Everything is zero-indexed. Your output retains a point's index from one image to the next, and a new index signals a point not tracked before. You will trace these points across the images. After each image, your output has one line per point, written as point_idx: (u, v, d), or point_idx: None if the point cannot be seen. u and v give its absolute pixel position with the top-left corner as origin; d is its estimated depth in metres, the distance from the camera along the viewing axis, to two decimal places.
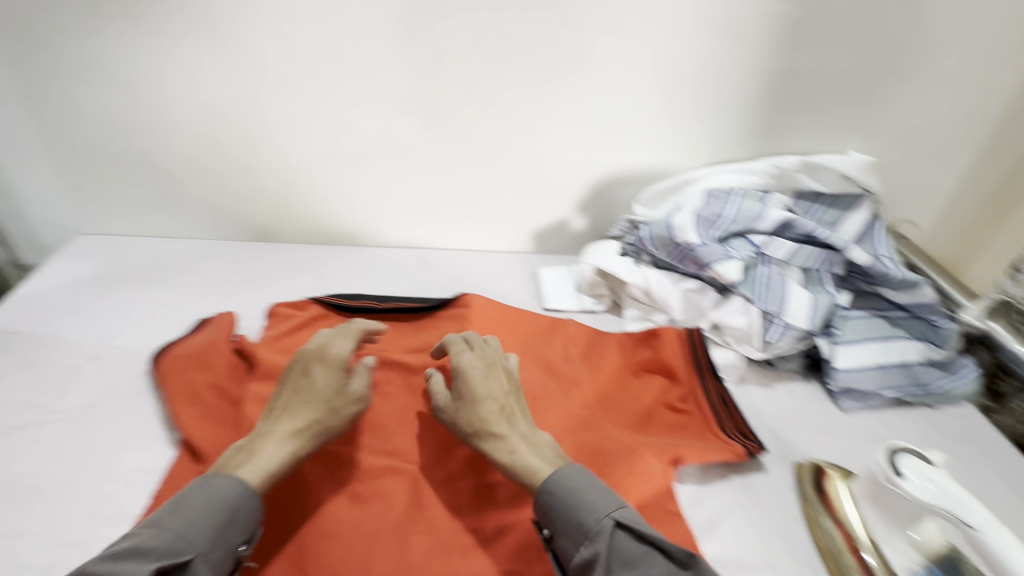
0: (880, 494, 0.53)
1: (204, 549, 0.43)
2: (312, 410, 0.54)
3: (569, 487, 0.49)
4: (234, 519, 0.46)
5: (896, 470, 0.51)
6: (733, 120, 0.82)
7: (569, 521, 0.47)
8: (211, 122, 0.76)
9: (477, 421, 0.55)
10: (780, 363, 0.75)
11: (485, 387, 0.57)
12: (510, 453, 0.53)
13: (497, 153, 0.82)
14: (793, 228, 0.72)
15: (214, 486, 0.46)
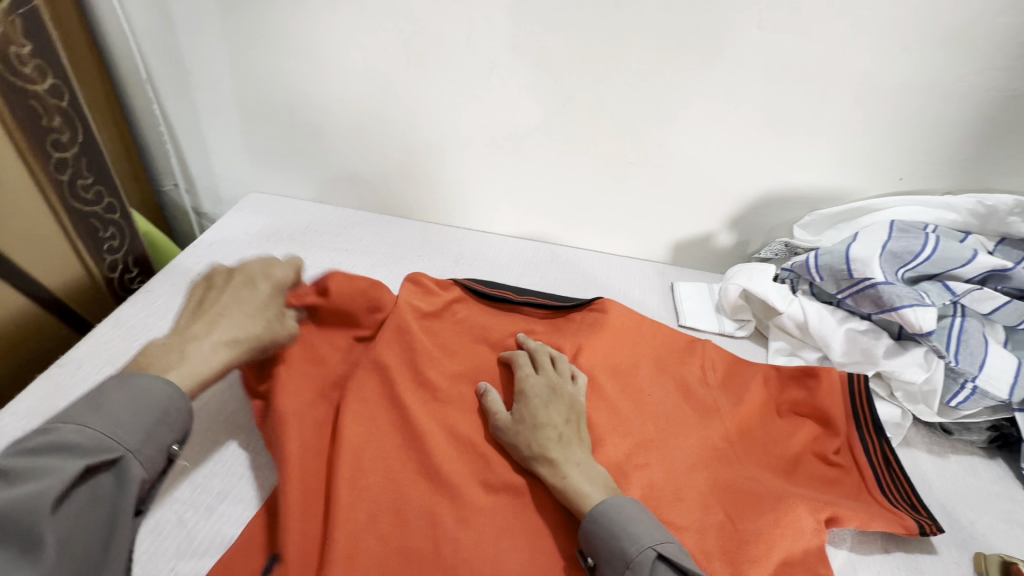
0: None
1: (133, 448, 0.43)
2: (250, 321, 0.57)
3: (614, 514, 0.47)
4: (165, 419, 0.46)
5: None
6: (936, 145, 0.71)
7: (612, 550, 0.45)
8: (381, 99, 0.80)
9: (533, 444, 0.53)
10: (959, 433, 0.64)
11: (546, 411, 0.56)
12: (562, 477, 0.51)
13: (652, 155, 0.78)
14: (1006, 279, 0.61)
15: (138, 388, 0.46)
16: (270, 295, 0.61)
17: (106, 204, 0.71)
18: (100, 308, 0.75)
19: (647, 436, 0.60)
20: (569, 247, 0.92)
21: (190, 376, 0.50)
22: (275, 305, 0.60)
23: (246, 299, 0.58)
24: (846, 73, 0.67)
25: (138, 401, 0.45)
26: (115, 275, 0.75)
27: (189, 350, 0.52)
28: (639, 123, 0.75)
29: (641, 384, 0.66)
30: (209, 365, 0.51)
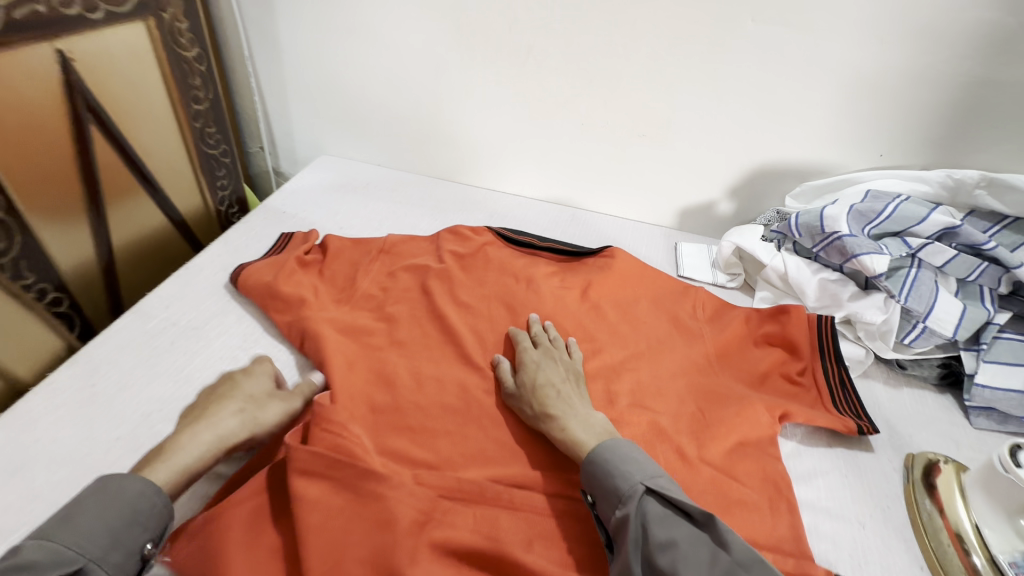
0: (994, 482, 0.54)
1: (96, 555, 0.44)
2: (228, 413, 0.58)
3: (607, 456, 0.53)
4: (136, 519, 0.47)
5: (1016, 460, 0.51)
6: (911, 126, 0.82)
7: (606, 487, 0.51)
8: (436, 77, 0.96)
9: (536, 403, 0.61)
10: (912, 368, 0.75)
11: (546, 375, 0.63)
12: (562, 429, 0.58)
13: (663, 129, 0.91)
14: (957, 235, 0.72)
15: (115, 489, 0.48)
16: (266, 382, 0.63)
17: (223, 149, 0.94)
18: (209, 231, 0.97)
19: (639, 351, 0.73)
20: (590, 211, 1.06)
21: (170, 470, 0.52)
22: (269, 390, 0.62)
23: (238, 386, 0.60)
24: (830, 60, 0.79)
25: (108, 499, 0.47)
26: (223, 208, 0.97)
27: (172, 445, 0.54)
28: (652, 101, 0.89)
29: (639, 314, 0.79)
30: (192, 453, 0.54)
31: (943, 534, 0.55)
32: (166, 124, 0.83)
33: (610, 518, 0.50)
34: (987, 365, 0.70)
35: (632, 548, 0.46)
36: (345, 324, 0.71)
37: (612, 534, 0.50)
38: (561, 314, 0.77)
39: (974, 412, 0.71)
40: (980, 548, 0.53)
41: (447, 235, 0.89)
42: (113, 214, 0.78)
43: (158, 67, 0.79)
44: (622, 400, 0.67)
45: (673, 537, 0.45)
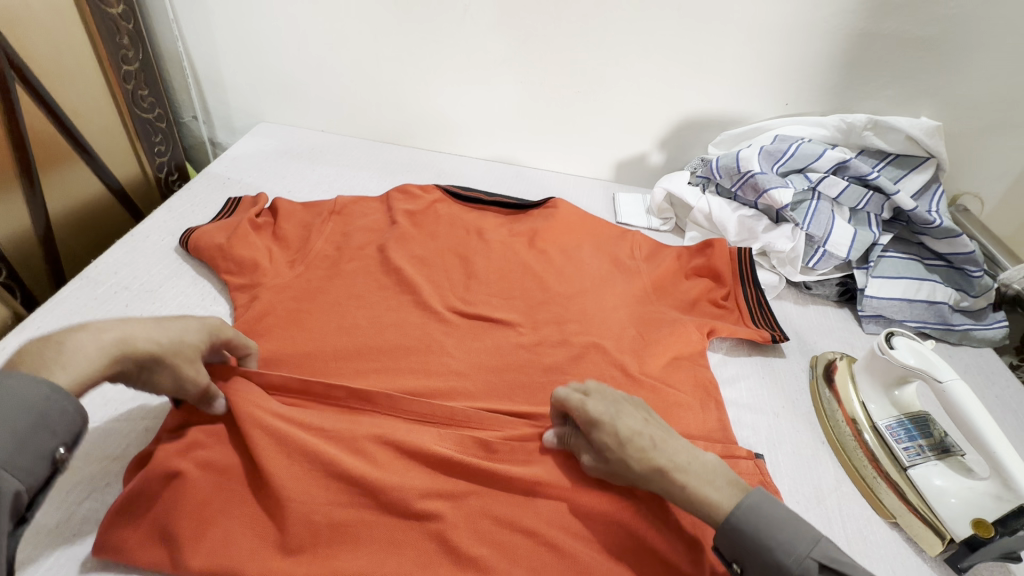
0: (875, 365, 0.64)
1: (3, 459, 0.39)
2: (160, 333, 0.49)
3: (755, 523, 0.47)
4: (44, 423, 0.41)
5: (890, 343, 0.62)
6: (811, 76, 0.92)
7: (763, 562, 0.47)
8: (375, 39, 0.97)
9: (637, 466, 0.51)
10: (816, 288, 0.87)
11: (628, 433, 0.53)
12: (687, 492, 0.50)
13: (596, 85, 0.97)
14: (847, 169, 0.83)
15: (9, 388, 0.40)
16: (203, 335, 0.54)
17: (156, 114, 0.95)
18: (149, 200, 1.00)
19: (584, 290, 0.80)
20: (533, 168, 1.11)
21: (74, 375, 0.44)
22: (200, 345, 0.53)
23: (181, 341, 0.51)
24: (740, 16, 0.87)
25: (13, 402, 0.40)
26: (161, 175, 1.00)
27: (70, 340, 0.44)
28: (586, 57, 0.94)
29: (583, 255, 0.86)
30: (94, 362, 0.45)
31: (837, 412, 0.66)
32: (92, 84, 0.85)
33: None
34: (874, 280, 0.83)
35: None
36: (303, 280, 0.73)
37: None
38: (511, 260, 0.83)
39: (867, 320, 0.83)
40: (865, 417, 0.63)
41: (397, 195, 0.91)
42: (47, 181, 0.80)
43: (79, 23, 0.80)
44: (571, 329, 0.74)
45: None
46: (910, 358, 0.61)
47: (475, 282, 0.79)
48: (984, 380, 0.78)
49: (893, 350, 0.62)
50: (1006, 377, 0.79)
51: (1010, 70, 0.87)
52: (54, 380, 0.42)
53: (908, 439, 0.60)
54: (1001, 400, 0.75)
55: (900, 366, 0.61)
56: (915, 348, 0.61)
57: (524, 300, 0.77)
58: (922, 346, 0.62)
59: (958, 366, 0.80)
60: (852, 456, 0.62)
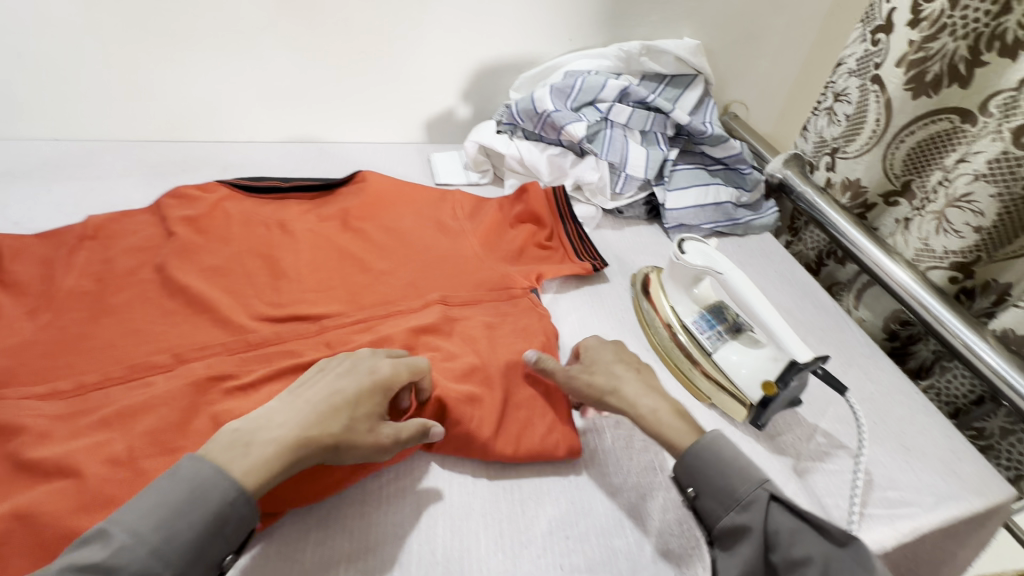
0: (675, 271, 0.71)
1: (180, 570, 0.39)
2: (331, 416, 0.49)
3: (715, 452, 0.53)
4: (222, 531, 0.42)
5: (681, 250, 0.69)
6: (585, 9, 0.95)
7: (716, 486, 0.51)
8: (86, 15, 0.78)
9: (613, 383, 0.59)
10: (627, 211, 0.93)
11: (615, 360, 0.62)
12: (656, 416, 0.56)
13: (379, 41, 0.91)
14: (629, 95, 0.89)
15: (201, 483, 0.42)
16: (378, 398, 0.52)
17: None
18: None
19: (410, 261, 0.77)
20: (338, 142, 1.02)
21: (254, 475, 0.43)
22: (377, 411, 0.52)
23: (354, 411, 0.50)
24: None
25: (199, 493, 0.41)
26: None
27: (256, 438, 0.46)
28: (359, 13, 0.87)
29: (404, 225, 0.81)
30: (272, 462, 0.45)
31: (656, 321, 0.72)
32: None
33: (715, 518, 0.50)
34: (671, 193, 0.91)
35: (751, 555, 0.47)
36: (51, 331, 0.59)
37: (718, 534, 0.50)
38: (322, 248, 0.76)
39: (673, 231, 0.92)
40: (676, 320, 0.70)
41: (169, 200, 0.76)
42: None
43: None
44: (402, 307, 0.70)
45: (807, 552, 0.45)
46: (696, 259, 0.68)
47: (284, 280, 0.70)
48: (765, 260, 0.91)
49: (685, 254, 0.69)
50: (780, 254, 0.93)
51: None
52: (236, 480, 0.43)
53: (708, 328, 0.68)
54: (778, 274, 0.89)
55: (693, 267, 0.68)
56: (701, 249, 0.68)
57: (346, 286, 0.72)
58: (708, 245, 0.69)
59: (746, 254, 0.92)
60: (672, 355, 0.69)
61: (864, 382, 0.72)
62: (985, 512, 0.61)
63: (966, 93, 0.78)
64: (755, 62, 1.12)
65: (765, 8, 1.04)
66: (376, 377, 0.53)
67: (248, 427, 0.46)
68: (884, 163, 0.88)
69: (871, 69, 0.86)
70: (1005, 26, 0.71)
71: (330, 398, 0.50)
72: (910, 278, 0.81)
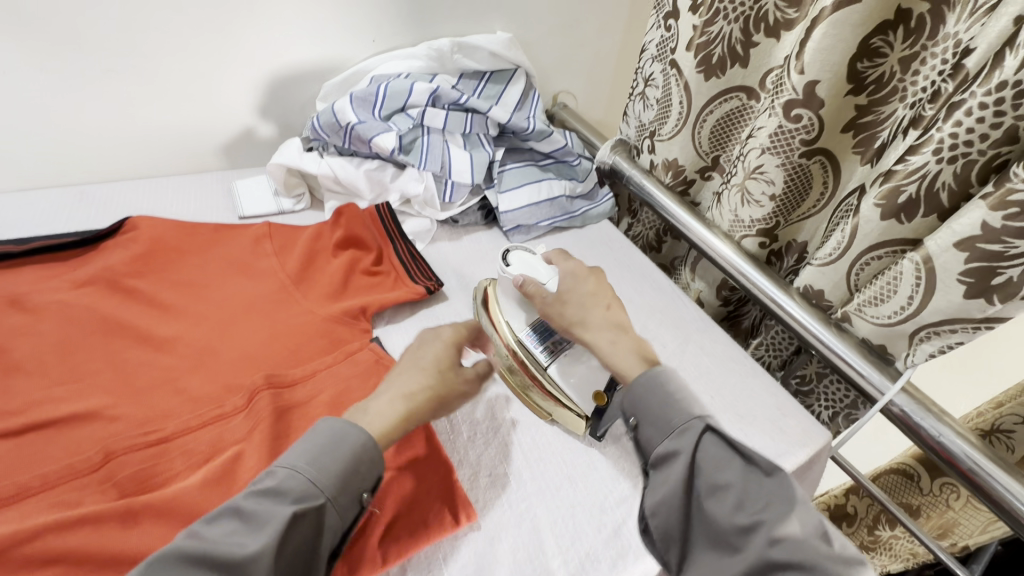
0: (503, 284, 0.65)
1: (331, 496, 0.45)
2: (426, 376, 0.54)
3: (656, 378, 0.52)
4: (359, 466, 0.47)
5: (506, 262, 0.65)
6: (384, 7, 0.87)
7: (656, 416, 0.50)
8: None
9: (580, 314, 0.60)
10: (462, 219, 0.88)
11: (587, 292, 0.61)
12: (607, 349, 0.57)
13: (130, 55, 0.76)
14: (441, 97, 0.83)
15: (328, 429, 0.48)
16: (452, 352, 0.58)
17: None
18: None
19: (206, 319, 0.64)
20: (117, 177, 0.87)
21: (379, 428, 0.50)
22: (455, 362, 0.58)
23: (438, 362, 0.56)
24: None
25: (334, 442, 0.47)
26: None
27: (370, 404, 0.52)
28: (88, 23, 0.71)
29: (194, 275, 0.68)
30: (388, 419, 0.51)
31: (490, 339, 0.64)
32: None
33: (651, 445, 0.50)
34: (504, 195, 0.88)
35: (680, 483, 0.47)
36: None
37: (653, 461, 0.50)
38: (76, 324, 0.60)
39: (513, 233, 0.89)
40: (509, 335, 0.62)
41: None
42: None
43: None
44: (192, 382, 0.58)
45: (729, 482, 0.46)
46: (518, 268, 0.64)
47: (20, 377, 0.55)
48: (605, 249, 0.92)
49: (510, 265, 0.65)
50: (618, 241, 0.95)
51: None
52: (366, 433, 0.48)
53: (541, 341, 0.61)
54: (618, 261, 0.90)
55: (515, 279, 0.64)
56: (525, 259, 0.65)
57: (117, 367, 0.58)
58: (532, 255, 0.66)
59: (586, 245, 0.93)
60: (515, 376, 0.62)
61: (700, 358, 0.75)
62: (809, 461, 0.67)
63: (748, 72, 0.83)
64: (573, 51, 1.13)
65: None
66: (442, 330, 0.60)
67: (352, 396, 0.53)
68: (693, 143, 0.93)
69: (668, 53, 0.90)
70: (766, 9, 0.76)
71: (417, 356, 0.57)
72: (730, 250, 0.86)
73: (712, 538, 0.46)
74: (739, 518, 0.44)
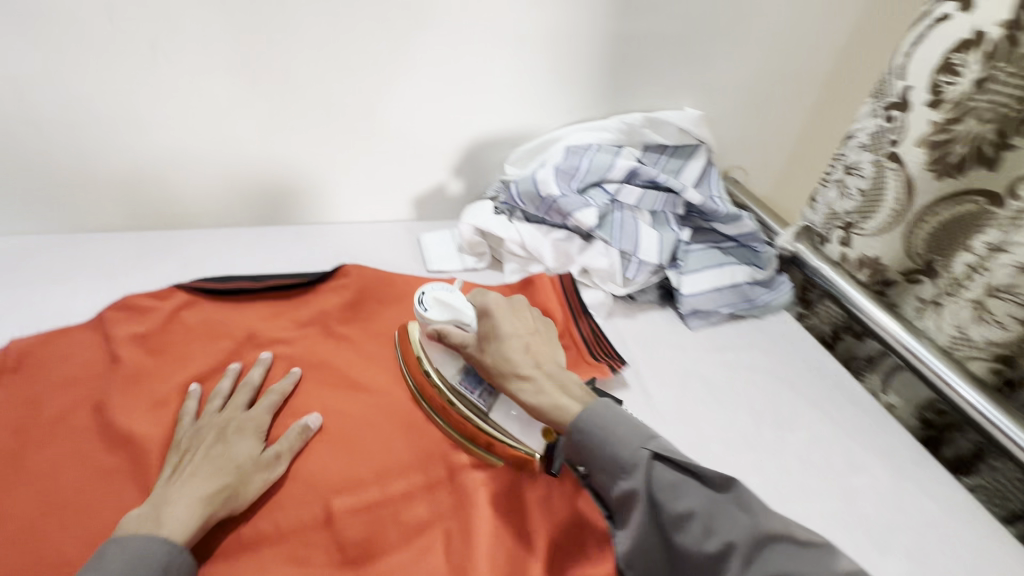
0: (427, 333, 0.62)
1: None
2: (222, 475, 0.52)
3: (597, 422, 0.52)
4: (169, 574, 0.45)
5: (423, 308, 0.61)
6: (585, 81, 0.89)
7: (608, 456, 0.50)
8: (23, 97, 0.68)
9: (502, 365, 0.59)
10: (639, 296, 0.86)
11: (513, 331, 0.62)
12: (556, 407, 0.56)
13: (359, 116, 0.82)
14: (638, 175, 0.83)
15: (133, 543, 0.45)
16: (250, 448, 0.55)
17: None
18: None
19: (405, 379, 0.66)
20: (316, 221, 0.92)
21: (181, 528, 0.47)
22: (251, 455, 0.54)
23: (237, 461, 0.53)
24: (500, 27, 0.80)
25: (137, 560, 0.44)
26: None
27: (165, 509, 0.48)
28: (336, 88, 0.79)
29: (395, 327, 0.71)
30: (197, 515, 0.49)
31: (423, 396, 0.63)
32: None
33: (609, 489, 0.51)
34: (687, 277, 0.84)
35: (642, 518, 0.48)
36: None
37: (614, 506, 0.51)
38: (303, 369, 0.65)
39: (691, 318, 0.85)
40: (443, 389, 0.61)
41: (114, 312, 0.65)
42: None
43: None
44: (399, 445, 0.60)
45: (690, 506, 0.45)
46: (439, 313, 0.62)
47: None
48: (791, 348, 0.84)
49: (430, 309, 0.62)
50: (805, 339, 0.87)
51: (741, 56, 0.95)
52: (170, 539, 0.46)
53: (478, 385, 0.61)
54: (807, 363, 0.82)
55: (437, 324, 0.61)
56: (441, 300, 0.62)
57: (332, 417, 0.61)
58: (452, 292, 0.64)
59: (768, 340, 0.86)
60: (453, 432, 0.61)
61: (923, 501, 0.65)
62: None
63: (993, 177, 0.72)
64: (755, 129, 1.08)
65: (765, 78, 1.00)
66: (249, 422, 0.58)
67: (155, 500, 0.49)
68: (903, 241, 0.84)
69: (885, 145, 0.83)
70: None
71: (210, 457, 0.53)
72: (946, 367, 0.76)
73: (691, 570, 0.46)
74: (711, 543, 0.44)
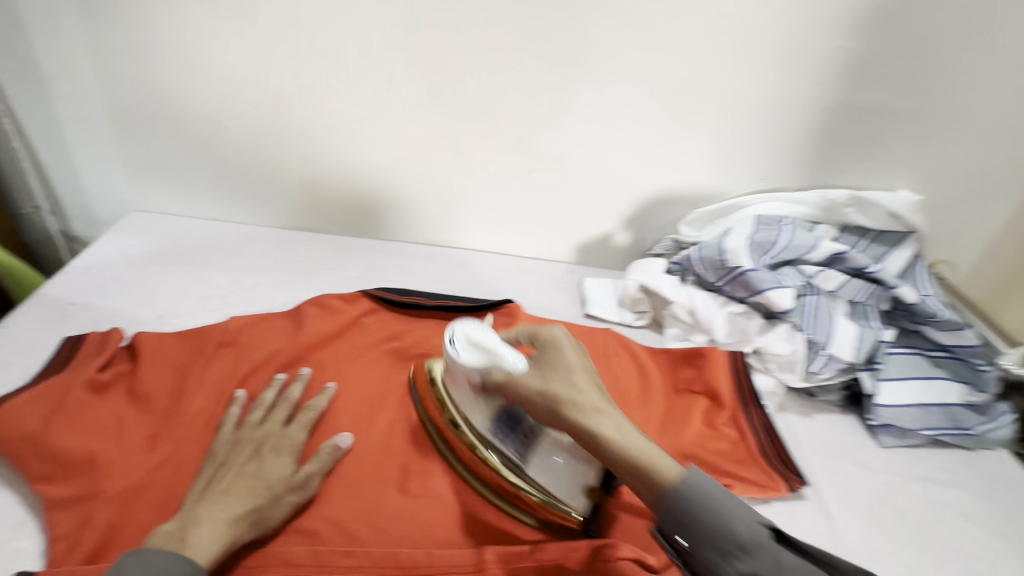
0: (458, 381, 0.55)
1: None
2: (254, 495, 0.50)
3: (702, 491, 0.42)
4: None
5: (455, 350, 0.54)
6: (788, 150, 0.82)
7: (709, 530, 0.41)
8: (276, 112, 0.78)
9: (573, 408, 0.48)
10: (821, 394, 0.76)
11: (584, 363, 0.52)
12: (625, 436, 0.46)
13: (549, 160, 0.83)
14: (845, 261, 0.74)
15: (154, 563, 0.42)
16: (281, 469, 0.52)
17: None
18: None
19: None
20: (482, 249, 0.95)
21: (205, 549, 0.45)
22: (282, 479, 0.52)
23: (266, 479, 0.51)
24: (712, 89, 0.76)
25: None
26: None
27: (191, 530, 0.46)
28: (535, 133, 0.80)
29: None
30: (220, 541, 0.46)
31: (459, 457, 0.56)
32: None
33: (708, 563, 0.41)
34: (885, 384, 0.72)
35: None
36: (182, 469, 0.54)
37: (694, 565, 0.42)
38: None
39: (880, 431, 0.73)
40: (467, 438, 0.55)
41: (310, 307, 0.71)
42: None
43: None
44: None
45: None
46: (472, 355, 0.54)
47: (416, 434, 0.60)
48: (1016, 498, 0.68)
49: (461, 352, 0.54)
50: None
51: (984, 141, 0.82)
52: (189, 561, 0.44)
53: (510, 435, 0.53)
54: None
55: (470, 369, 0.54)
56: (476, 341, 0.54)
57: None
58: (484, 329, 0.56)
59: (985, 482, 0.70)
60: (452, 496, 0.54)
61: None
62: None
63: None
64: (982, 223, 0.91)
65: (1011, 168, 0.84)
66: (286, 440, 0.55)
67: (186, 515, 0.47)
68: None
69: None
70: None
71: (243, 476, 0.51)
72: None
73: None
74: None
